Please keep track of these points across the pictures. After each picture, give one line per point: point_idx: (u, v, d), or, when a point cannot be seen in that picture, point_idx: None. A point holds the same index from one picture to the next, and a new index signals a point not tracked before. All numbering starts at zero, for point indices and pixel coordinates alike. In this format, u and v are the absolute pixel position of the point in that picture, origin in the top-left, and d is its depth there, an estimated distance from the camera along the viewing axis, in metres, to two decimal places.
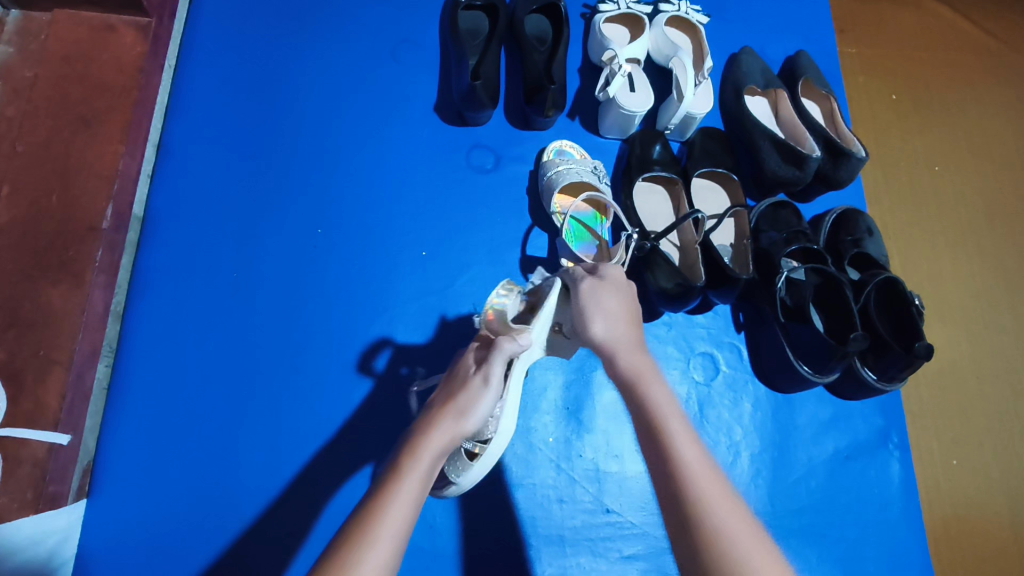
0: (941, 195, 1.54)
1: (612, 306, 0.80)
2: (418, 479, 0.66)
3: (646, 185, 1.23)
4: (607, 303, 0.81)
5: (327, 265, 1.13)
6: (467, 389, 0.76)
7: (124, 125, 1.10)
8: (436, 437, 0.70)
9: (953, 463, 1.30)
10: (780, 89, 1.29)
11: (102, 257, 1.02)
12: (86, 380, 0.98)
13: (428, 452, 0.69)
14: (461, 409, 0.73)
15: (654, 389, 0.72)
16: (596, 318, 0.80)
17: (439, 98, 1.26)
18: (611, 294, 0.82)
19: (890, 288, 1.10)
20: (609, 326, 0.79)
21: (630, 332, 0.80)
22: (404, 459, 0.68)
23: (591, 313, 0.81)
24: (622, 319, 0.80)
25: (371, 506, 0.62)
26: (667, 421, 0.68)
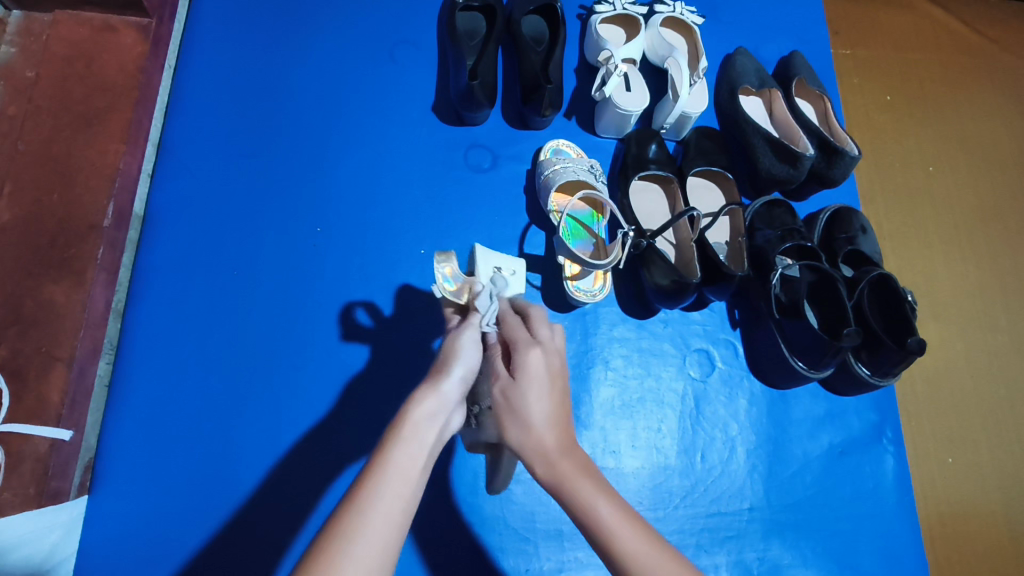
0: (935, 195, 1.56)
1: (543, 365, 0.68)
2: (416, 452, 0.60)
3: (642, 184, 1.24)
4: (532, 375, 0.67)
5: (326, 264, 1.14)
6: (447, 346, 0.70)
7: (125, 124, 1.10)
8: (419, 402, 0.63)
9: (948, 461, 1.32)
10: (775, 89, 1.30)
11: (103, 255, 1.03)
12: (88, 377, 0.98)
13: (411, 421, 0.62)
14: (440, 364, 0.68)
15: (594, 493, 0.61)
16: (525, 414, 0.65)
17: (437, 98, 1.27)
18: (550, 349, 0.70)
19: (883, 285, 1.12)
20: (542, 410, 0.66)
21: (557, 419, 0.66)
22: (390, 442, 0.60)
23: (516, 409, 0.66)
24: (558, 381, 0.68)
25: (364, 488, 0.56)
26: (613, 528, 0.59)
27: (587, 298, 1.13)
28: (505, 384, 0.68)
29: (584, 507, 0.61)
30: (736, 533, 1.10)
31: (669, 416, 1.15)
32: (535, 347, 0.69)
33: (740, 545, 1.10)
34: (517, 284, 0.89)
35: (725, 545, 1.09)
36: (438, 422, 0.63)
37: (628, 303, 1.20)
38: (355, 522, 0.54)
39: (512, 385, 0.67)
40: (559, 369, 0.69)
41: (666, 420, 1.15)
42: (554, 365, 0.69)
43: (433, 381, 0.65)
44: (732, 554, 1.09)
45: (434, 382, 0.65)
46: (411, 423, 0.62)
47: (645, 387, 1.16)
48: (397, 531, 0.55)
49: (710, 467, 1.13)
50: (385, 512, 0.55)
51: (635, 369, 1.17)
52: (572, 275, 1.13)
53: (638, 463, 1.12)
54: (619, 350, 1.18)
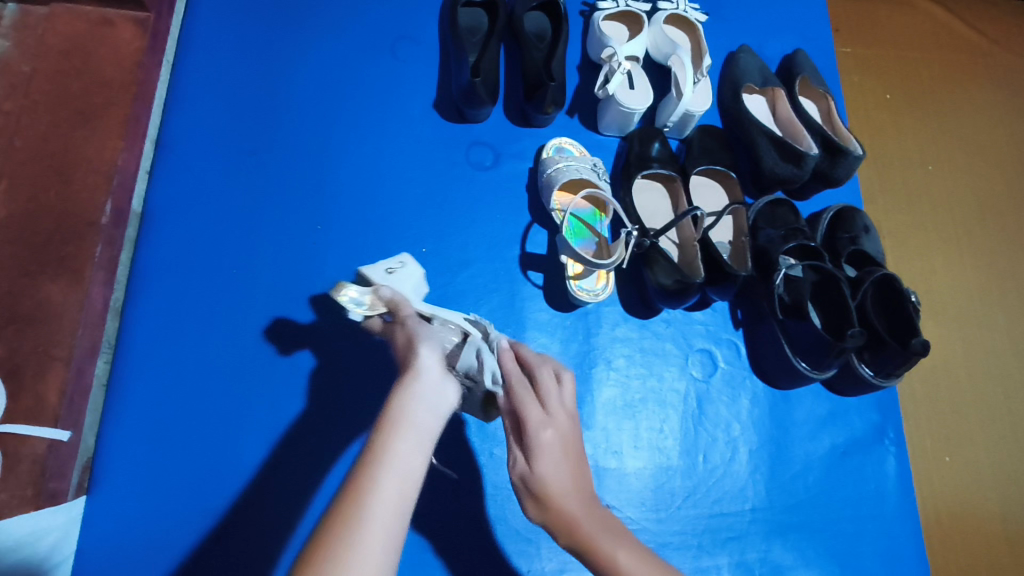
0: (935, 195, 1.56)
1: (552, 440, 0.72)
2: (408, 439, 0.60)
3: (644, 183, 1.24)
4: (546, 458, 0.71)
5: (326, 262, 1.13)
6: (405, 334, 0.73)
7: (123, 121, 1.10)
8: (400, 394, 0.64)
9: (945, 460, 1.32)
10: (778, 88, 1.30)
11: (101, 254, 1.02)
12: (86, 376, 0.98)
13: (395, 411, 0.62)
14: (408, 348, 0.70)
15: (613, 545, 0.67)
16: (551, 491, 0.70)
17: (438, 95, 1.26)
18: (559, 420, 0.74)
19: (887, 285, 1.11)
20: (561, 482, 0.71)
21: (575, 486, 0.71)
22: (380, 433, 0.61)
23: (541, 488, 0.71)
24: (570, 452, 0.73)
25: (360, 482, 0.56)
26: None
27: (590, 298, 1.12)
28: (525, 470, 0.72)
29: (606, 560, 0.67)
30: (738, 534, 1.10)
31: (671, 417, 1.15)
32: (546, 424, 0.73)
33: (741, 546, 1.09)
34: (410, 275, 0.91)
35: (727, 546, 1.09)
36: (429, 404, 0.64)
37: (630, 302, 1.19)
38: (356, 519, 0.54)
39: (531, 463, 0.71)
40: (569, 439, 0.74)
41: (668, 420, 1.15)
42: (564, 438, 0.73)
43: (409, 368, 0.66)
44: (734, 555, 1.09)
45: (410, 367, 0.66)
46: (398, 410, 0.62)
47: (647, 387, 1.16)
48: (398, 520, 0.55)
49: (712, 468, 1.13)
50: (382, 504, 0.55)
51: (638, 369, 1.16)
52: (574, 274, 1.13)
53: (641, 464, 1.11)
54: (622, 349, 1.17)
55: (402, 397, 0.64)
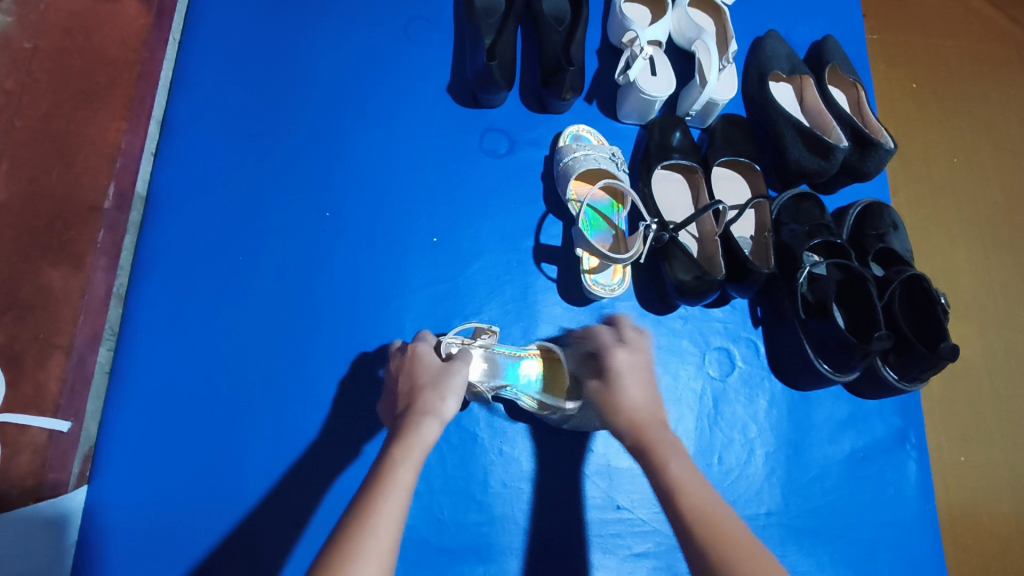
0: (961, 188, 1.50)
1: (628, 361, 0.89)
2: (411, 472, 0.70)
3: (665, 173, 1.19)
4: (618, 372, 0.87)
5: (335, 250, 1.10)
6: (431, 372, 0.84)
7: (127, 100, 1.06)
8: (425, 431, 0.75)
9: (961, 461, 1.28)
10: (806, 75, 1.24)
11: (104, 239, 1.00)
12: (88, 364, 0.96)
13: (420, 446, 0.73)
14: (438, 386, 0.81)
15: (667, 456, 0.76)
16: (623, 399, 0.84)
17: (452, 78, 1.22)
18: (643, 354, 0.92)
19: (916, 287, 1.06)
20: (637, 390, 0.85)
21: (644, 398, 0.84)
22: (395, 466, 0.70)
23: (613, 392, 0.85)
24: (643, 371, 0.88)
25: (357, 516, 0.64)
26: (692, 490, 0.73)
27: (605, 292, 1.08)
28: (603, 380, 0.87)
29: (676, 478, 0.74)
30: None
31: (686, 416, 1.12)
32: (623, 352, 0.91)
33: None
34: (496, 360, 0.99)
35: None
36: (415, 446, 0.73)
37: (647, 297, 1.15)
38: (352, 547, 0.61)
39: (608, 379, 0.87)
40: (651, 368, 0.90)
41: (683, 420, 1.11)
42: (640, 362, 0.90)
43: (435, 411, 0.77)
44: None
45: (436, 410, 0.77)
46: (392, 454, 0.71)
47: (661, 386, 1.12)
48: (389, 544, 0.62)
49: (727, 470, 1.10)
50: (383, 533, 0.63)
51: None
52: (590, 268, 1.08)
53: None
54: None
55: (420, 435, 0.74)
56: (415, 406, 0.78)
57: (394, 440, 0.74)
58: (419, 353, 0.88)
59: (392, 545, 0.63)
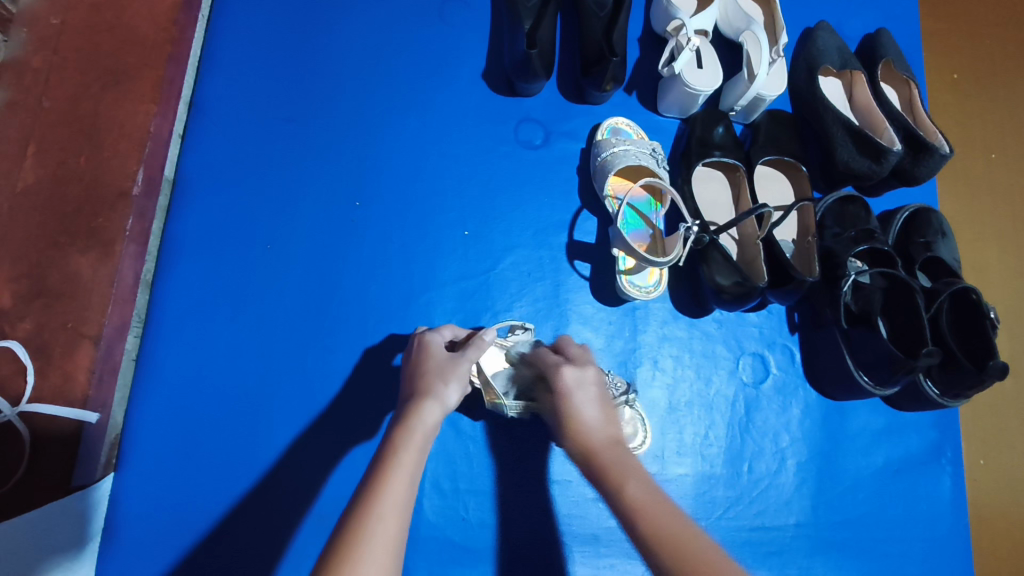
0: (1006, 189, 1.44)
1: (576, 379, 0.79)
2: (412, 456, 0.68)
3: (705, 170, 1.15)
4: (568, 390, 0.77)
5: (364, 239, 1.07)
6: (431, 360, 0.82)
7: (156, 82, 1.04)
8: (427, 416, 0.73)
9: (979, 464, 1.25)
10: (858, 71, 1.18)
11: (132, 226, 0.98)
12: (116, 353, 0.95)
13: (422, 429, 0.72)
14: (442, 375, 0.79)
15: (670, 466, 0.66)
16: (580, 422, 0.75)
17: (487, 64, 1.17)
18: (565, 365, 0.80)
19: (964, 300, 1.03)
20: (594, 412, 0.76)
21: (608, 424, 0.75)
22: (396, 452, 0.68)
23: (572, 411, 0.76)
24: (593, 390, 0.78)
25: (361, 506, 0.61)
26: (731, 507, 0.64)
27: (641, 295, 1.05)
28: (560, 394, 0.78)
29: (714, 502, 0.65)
30: (780, 549, 1.05)
31: (717, 423, 1.09)
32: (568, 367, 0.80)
33: (782, 561, 1.04)
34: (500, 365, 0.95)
35: (768, 561, 1.04)
36: (419, 431, 0.71)
37: (681, 299, 1.12)
38: (361, 533, 0.58)
39: (564, 396, 0.77)
40: (597, 381, 0.80)
41: (714, 427, 1.09)
42: (588, 378, 0.80)
43: (438, 395, 0.76)
44: (773, 570, 1.04)
45: (439, 396, 0.76)
46: (394, 438, 0.70)
47: (693, 390, 1.10)
48: (398, 529, 0.61)
49: (757, 479, 1.08)
50: (387, 525, 0.60)
51: (685, 371, 1.10)
52: (626, 269, 1.05)
53: (683, 471, 1.06)
54: (669, 350, 1.10)
55: (420, 419, 0.72)
56: (421, 392, 0.77)
57: (399, 424, 0.72)
58: (430, 345, 0.85)
59: (398, 535, 0.60)
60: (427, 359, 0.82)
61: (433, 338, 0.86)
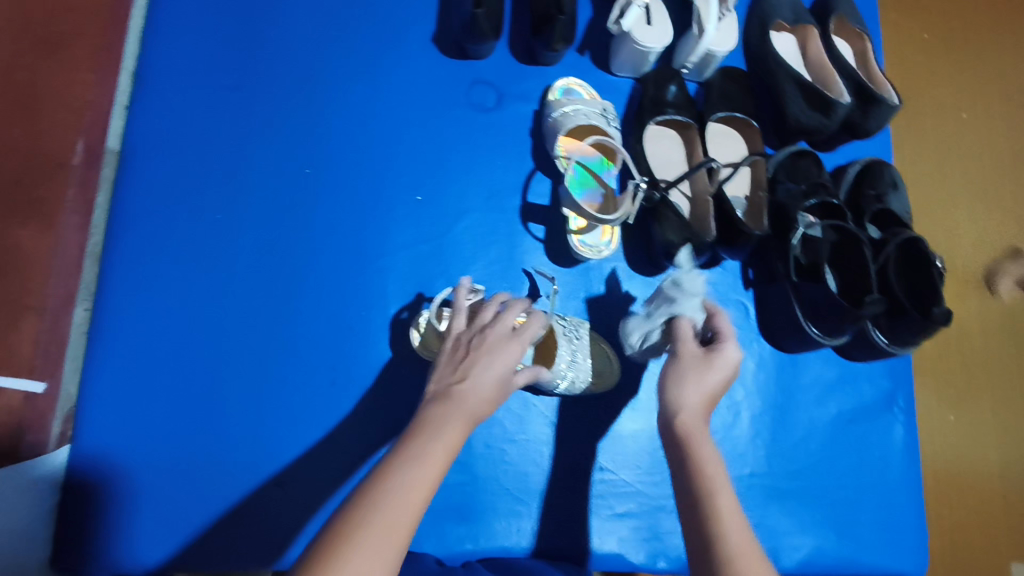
0: (968, 143, 1.45)
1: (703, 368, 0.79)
2: (438, 458, 0.68)
3: (658, 129, 1.15)
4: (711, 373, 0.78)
5: (316, 206, 1.07)
6: (499, 365, 0.77)
7: (94, 50, 1.00)
8: (465, 425, 0.72)
9: (951, 419, 1.28)
10: (811, 26, 1.18)
11: (73, 196, 0.95)
12: (63, 326, 0.93)
13: (458, 437, 0.71)
14: (501, 390, 0.77)
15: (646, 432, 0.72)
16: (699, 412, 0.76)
17: (438, 28, 1.16)
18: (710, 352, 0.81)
19: (911, 248, 1.04)
20: (697, 399, 0.75)
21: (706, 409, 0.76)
22: (423, 445, 0.68)
23: (672, 385, 0.77)
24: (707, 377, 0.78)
25: (370, 487, 0.64)
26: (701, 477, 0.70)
27: (592, 254, 1.06)
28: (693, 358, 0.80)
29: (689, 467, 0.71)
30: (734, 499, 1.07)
31: None
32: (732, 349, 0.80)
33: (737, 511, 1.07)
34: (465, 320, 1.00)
35: None
36: (453, 436, 0.71)
37: (635, 258, 1.13)
38: (372, 515, 0.61)
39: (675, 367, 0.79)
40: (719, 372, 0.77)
41: None
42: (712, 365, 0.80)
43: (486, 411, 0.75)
44: None
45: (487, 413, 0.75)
46: (427, 436, 0.70)
47: None
48: (409, 522, 0.62)
49: (712, 433, 1.10)
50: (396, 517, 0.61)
51: None
52: (577, 229, 1.06)
53: (639, 426, 1.08)
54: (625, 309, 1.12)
55: (460, 426, 0.72)
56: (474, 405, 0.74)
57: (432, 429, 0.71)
58: (503, 346, 0.79)
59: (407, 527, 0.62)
60: (487, 360, 0.77)
61: (492, 332, 0.81)
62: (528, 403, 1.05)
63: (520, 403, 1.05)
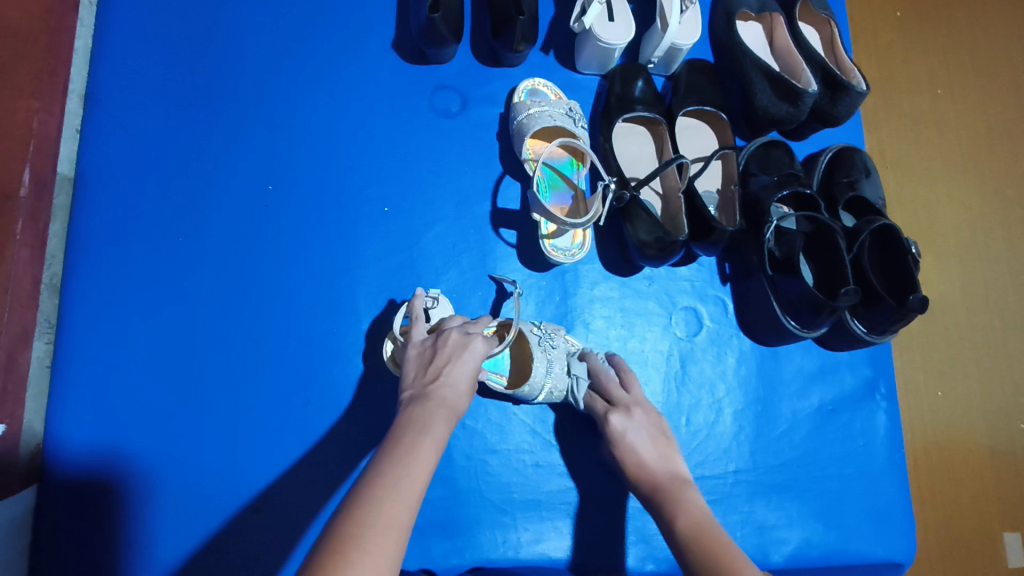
0: (942, 121, 1.44)
1: (625, 424, 0.87)
2: (425, 454, 0.67)
3: (627, 126, 1.13)
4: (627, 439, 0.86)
5: (281, 222, 1.05)
6: (464, 363, 0.79)
7: (37, 75, 0.96)
8: (444, 419, 0.72)
9: (938, 395, 1.28)
10: (777, 13, 1.16)
11: (24, 229, 0.92)
12: (21, 364, 0.91)
13: (441, 429, 0.71)
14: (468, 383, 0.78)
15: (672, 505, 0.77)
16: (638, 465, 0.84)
17: (397, 33, 1.13)
18: (631, 406, 0.89)
19: (885, 236, 1.03)
20: (648, 451, 0.85)
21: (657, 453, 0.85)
22: (407, 440, 0.68)
23: (626, 457, 0.85)
24: (645, 431, 0.87)
25: (362, 492, 0.61)
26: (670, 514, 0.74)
27: (565, 258, 1.04)
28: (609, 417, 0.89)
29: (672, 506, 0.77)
30: (720, 497, 1.07)
31: (653, 378, 1.10)
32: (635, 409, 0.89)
33: (724, 508, 1.06)
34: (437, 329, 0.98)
35: (709, 509, 1.06)
36: (434, 431, 0.70)
37: (609, 258, 1.12)
38: (362, 518, 0.58)
39: (618, 443, 0.86)
40: (647, 424, 0.88)
41: (650, 383, 1.09)
42: (638, 420, 0.88)
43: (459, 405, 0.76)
44: (715, 518, 1.06)
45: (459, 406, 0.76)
46: (410, 434, 0.69)
47: (628, 349, 1.10)
48: (405, 517, 0.60)
49: (696, 431, 1.09)
50: (391, 513, 0.59)
51: (618, 331, 1.10)
52: (548, 234, 1.04)
53: None
54: (601, 311, 1.10)
55: (439, 418, 0.72)
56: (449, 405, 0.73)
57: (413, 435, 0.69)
58: (471, 343, 0.81)
59: (405, 521, 0.60)
60: (455, 360, 0.78)
61: (455, 333, 0.82)
62: (509, 416, 1.04)
63: (501, 413, 1.03)
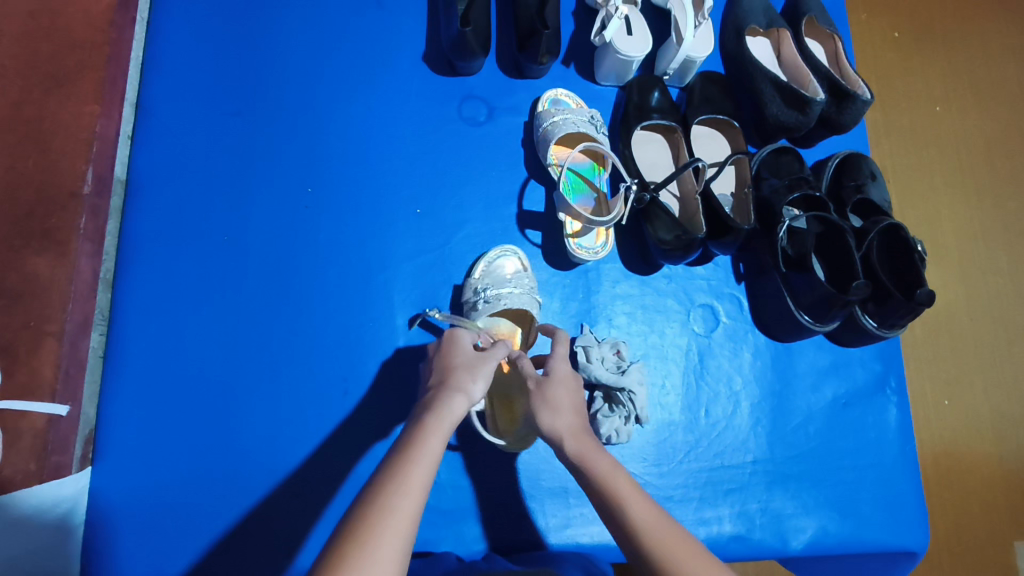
0: (943, 136, 1.50)
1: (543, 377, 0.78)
2: (433, 441, 0.66)
3: (645, 134, 1.20)
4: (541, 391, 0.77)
5: (319, 224, 1.10)
6: (460, 359, 0.79)
7: (97, 83, 1.05)
8: (453, 407, 0.72)
9: (945, 403, 1.33)
10: (784, 29, 1.23)
11: (86, 225, 1.00)
12: (80, 349, 0.98)
13: (448, 417, 0.70)
14: (471, 372, 0.76)
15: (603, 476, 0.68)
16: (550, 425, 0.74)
17: (428, 47, 1.20)
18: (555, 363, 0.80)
19: (893, 235, 1.08)
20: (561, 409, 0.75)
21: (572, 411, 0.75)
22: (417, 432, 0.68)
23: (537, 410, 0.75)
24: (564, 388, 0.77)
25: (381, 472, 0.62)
26: None
27: (589, 256, 1.10)
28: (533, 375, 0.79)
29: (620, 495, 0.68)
30: (739, 486, 1.10)
31: (673, 372, 1.14)
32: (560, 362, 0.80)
33: (743, 496, 1.10)
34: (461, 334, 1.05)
35: (729, 497, 1.09)
36: (444, 417, 0.70)
37: (630, 257, 1.17)
38: (381, 500, 0.59)
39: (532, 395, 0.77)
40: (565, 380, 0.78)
41: (670, 376, 1.14)
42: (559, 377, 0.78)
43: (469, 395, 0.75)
44: (735, 506, 1.09)
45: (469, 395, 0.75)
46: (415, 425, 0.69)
47: (648, 343, 1.15)
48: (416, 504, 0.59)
49: (714, 422, 1.13)
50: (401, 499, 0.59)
51: (638, 326, 1.15)
52: (573, 233, 1.09)
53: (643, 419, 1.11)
54: (622, 307, 1.15)
55: (446, 405, 0.71)
56: (447, 385, 0.75)
57: (418, 422, 0.70)
58: (456, 335, 0.83)
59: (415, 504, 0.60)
60: (450, 354, 0.80)
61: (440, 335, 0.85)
62: None
63: None
